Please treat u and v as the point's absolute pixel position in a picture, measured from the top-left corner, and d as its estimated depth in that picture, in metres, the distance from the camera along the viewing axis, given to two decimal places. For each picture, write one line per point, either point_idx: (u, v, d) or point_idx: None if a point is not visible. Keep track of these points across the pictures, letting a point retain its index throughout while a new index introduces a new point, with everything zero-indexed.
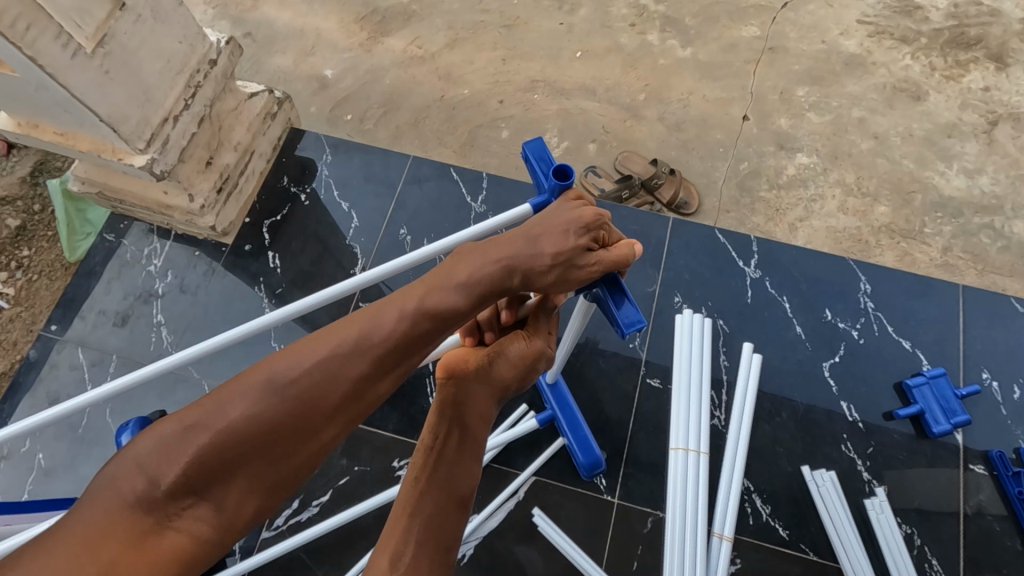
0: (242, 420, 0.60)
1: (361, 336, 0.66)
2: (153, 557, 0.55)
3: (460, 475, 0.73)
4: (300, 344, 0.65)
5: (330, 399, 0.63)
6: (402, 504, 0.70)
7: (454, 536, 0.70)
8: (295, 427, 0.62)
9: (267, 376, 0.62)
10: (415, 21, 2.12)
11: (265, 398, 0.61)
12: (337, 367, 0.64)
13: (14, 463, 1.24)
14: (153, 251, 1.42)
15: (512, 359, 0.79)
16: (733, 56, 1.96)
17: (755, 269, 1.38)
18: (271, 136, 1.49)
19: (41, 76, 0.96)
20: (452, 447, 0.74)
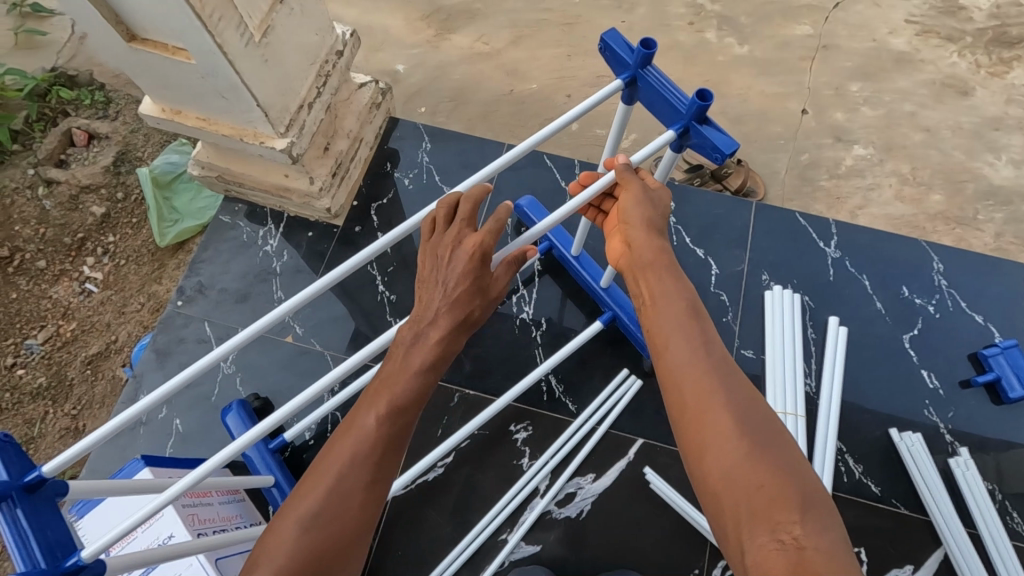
0: (291, 556, 0.67)
1: (352, 449, 0.72)
2: None
3: (671, 302, 0.81)
4: (305, 483, 0.72)
5: (349, 509, 0.70)
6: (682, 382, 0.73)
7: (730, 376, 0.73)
8: (336, 542, 0.69)
9: (296, 517, 0.69)
10: (480, 19, 2.21)
11: (303, 534, 0.68)
12: (346, 484, 0.70)
13: (153, 429, 1.32)
14: (268, 232, 1.51)
15: (634, 211, 0.90)
16: (787, 53, 2.07)
17: (835, 249, 1.48)
18: (375, 125, 1.57)
19: (220, 63, 1.04)
20: (657, 291, 0.84)
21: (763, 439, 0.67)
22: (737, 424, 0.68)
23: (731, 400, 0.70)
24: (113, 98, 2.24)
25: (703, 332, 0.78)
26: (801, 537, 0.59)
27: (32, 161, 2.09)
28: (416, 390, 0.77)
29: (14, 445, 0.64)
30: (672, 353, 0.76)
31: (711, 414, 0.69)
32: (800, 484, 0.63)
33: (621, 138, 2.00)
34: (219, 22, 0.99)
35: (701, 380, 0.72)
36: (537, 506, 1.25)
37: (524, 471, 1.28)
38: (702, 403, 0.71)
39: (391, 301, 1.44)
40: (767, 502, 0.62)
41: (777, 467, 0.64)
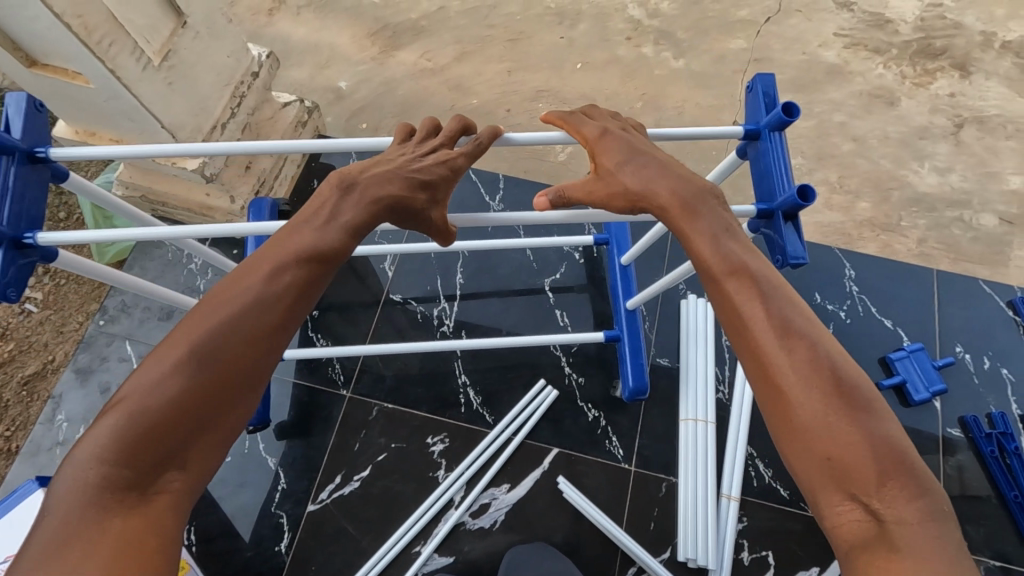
0: (180, 389, 0.60)
1: (257, 290, 0.67)
2: (151, 530, 0.55)
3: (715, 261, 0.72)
4: (189, 315, 0.65)
5: (254, 350, 0.65)
6: (744, 342, 0.68)
7: (807, 345, 0.64)
8: (234, 381, 0.63)
9: (187, 347, 0.62)
10: (425, 36, 2.24)
11: (195, 366, 0.61)
12: (248, 323, 0.65)
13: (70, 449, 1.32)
14: (193, 251, 1.52)
15: (615, 204, 0.82)
16: (723, 67, 2.12)
17: None
18: (302, 142, 1.60)
19: (116, 87, 1.06)
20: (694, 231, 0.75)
21: (853, 404, 0.60)
22: (817, 392, 0.61)
23: (809, 362, 0.63)
24: None
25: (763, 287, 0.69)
26: (879, 511, 0.57)
27: None
28: (335, 243, 0.74)
29: (35, 123, 0.85)
30: (738, 301, 0.69)
31: (784, 380, 0.63)
32: (891, 448, 0.59)
33: None
34: (111, 48, 1.01)
35: (765, 340, 0.65)
36: (451, 517, 1.26)
37: (440, 483, 1.29)
38: (776, 364, 0.64)
39: (314, 316, 1.46)
40: (843, 475, 0.58)
41: (864, 431, 0.59)
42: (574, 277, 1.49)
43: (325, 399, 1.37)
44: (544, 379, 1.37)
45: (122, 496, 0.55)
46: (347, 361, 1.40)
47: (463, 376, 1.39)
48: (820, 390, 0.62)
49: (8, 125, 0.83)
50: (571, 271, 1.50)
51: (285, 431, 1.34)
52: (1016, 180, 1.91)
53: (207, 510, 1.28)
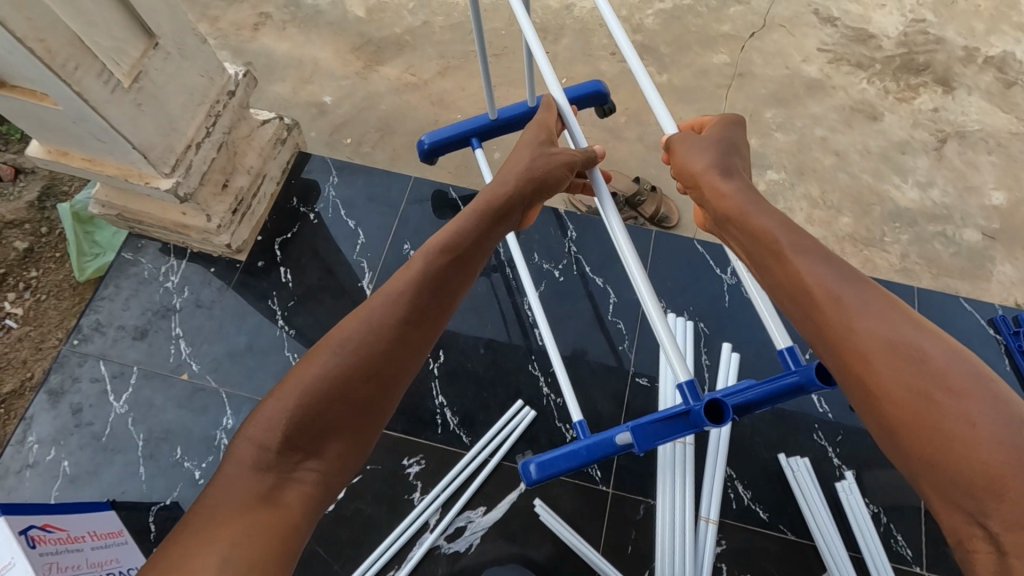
0: (321, 380, 0.75)
1: (393, 291, 0.81)
2: (285, 504, 0.70)
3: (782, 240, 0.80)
4: (344, 321, 0.80)
5: (379, 344, 0.78)
6: (821, 329, 0.73)
7: (890, 330, 0.68)
8: (366, 376, 0.77)
9: (329, 347, 0.77)
10: (408, 51, 2.25)
11: (336, 363, 0.76)
12: (381, 324, 0.79)
13: (40, 471, 1.30)
14: (170, 268, 1.51)
15: (695, 159, 0.92)
16: (705, 81, 2.12)
17: (731, 275, 1.51)
18: (281, 160, 1.59)
19: (84, 109, 1.05)
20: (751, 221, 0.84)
21: (952, 395, 0.63)
22: (909, 381, 0.65)
23: (898, 358, 0.67)
24: None
25: (835, 264, 0.76)
26: (995, 529, 0.59)
27: None
28: (462, 240, 0.87)
29: None
30: (815, 290, 0.74)
31: (877, 375, 0.67)
32: (1017, 441, 0.59)
33: None
34: (76, 71, 1.00)
35: (850, 324, 0.70)
36: (425, 541, 1.24)
37: (414, 506, 1.28)
38: (862, 355, 0.69)
39: (291, 335, 1.45)
40: (954, 482, 0.61)
41: (976, 417, 0.61)
42: (553, 295, 1.49)
43: None
44: (522, 399, 1.36)
45: (264, 474, 0.70)
46: None
47: (440, 396, 1.37)
48: (915, 376, 0.65)
49: None
50: (550, 290, 1.50)
51: None
52: (998, 195, 1.91)
53: None
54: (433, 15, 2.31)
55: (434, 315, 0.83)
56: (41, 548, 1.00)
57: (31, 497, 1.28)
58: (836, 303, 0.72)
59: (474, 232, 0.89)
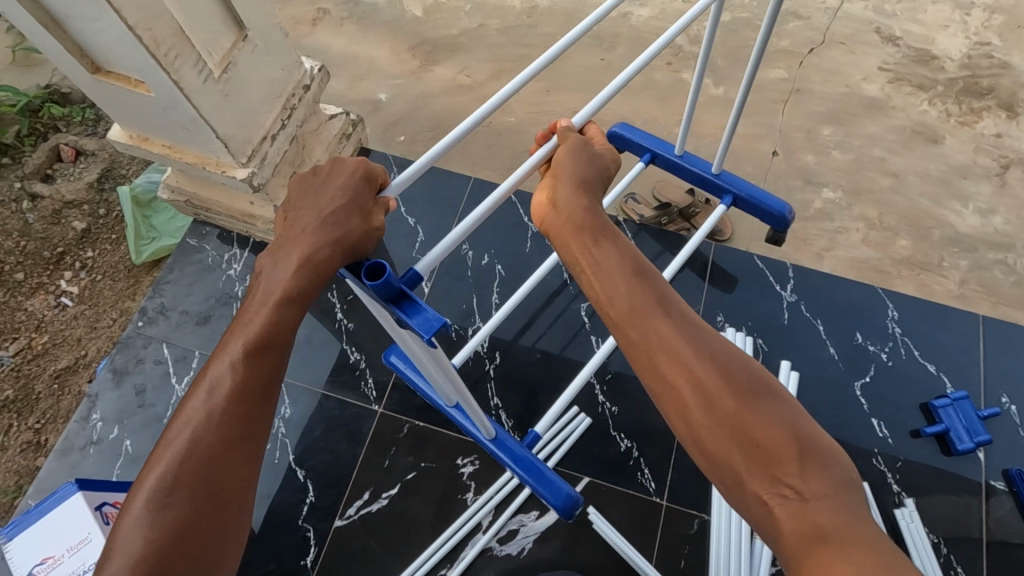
0: (153, 525, 0.69)
1: (207, 403, 0.78)
2: None
3: (620, 269, 0.85)
4: (160, 453, 0.75)
5: (211, 461, 0.74)
6: (648, 343, 0.79)
7: (699, 350, 0.78)
8: (207, 500, 0.72)
9: (151, 488, 0.72)
10: (462, 52, 2.27)
11: (164, 503, 0.70)
12: (202, 443, 0.75)
13: (103, 449, 1.33)
14: (233, 256, 1.53)
15: (570, 167, 0.95)
16: (761, 95, 2.11)
17: (791, 293, 1.49)
18: (345, 154, 1.61)
19: (178, 98, 1.08)
20: (608, 236, 0.89)
21: (751, 396, 0.75)
22: (721, 384, 0.75)
23: (698, 354, 0.77)
24: (104, 116, 2.30)
25: (656, 290, 0.83)
26: (798, 486, 0.69)
27: (20, 174, 2.15)
28: (274, 322, 0.82)
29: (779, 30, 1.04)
30: (636, 309, 0.81)
31: (696, 376, 0.76)
32: (794, 430, 0.73)
33: None
34: (175, 60, 1.02)
35: (670, 344, 0.78)
36: (478, 542, 1.25)
37: (467, 506, 1.28)
38: (677, 358, 0.77)
39: (349, 329, 1.46)
40: (767, 457, 0.71)
41: (766, 414, 0.73)
42: None
43: (356, 413, 1.36)
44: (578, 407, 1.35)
45: None
46: (380, 377, 1.40)
47: (496, 399, 1.38)
48: (722, 380, 0.76)
49: None
50: None
51: (314, 443, 1.34)
52: None
53: None
54: (488, 18, 2.32)
55: (264, 405, 0.80)
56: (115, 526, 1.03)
57: (93, 473, 1.31)
58: (668, 331, 0.79)
59: (287, 314, 0.82)
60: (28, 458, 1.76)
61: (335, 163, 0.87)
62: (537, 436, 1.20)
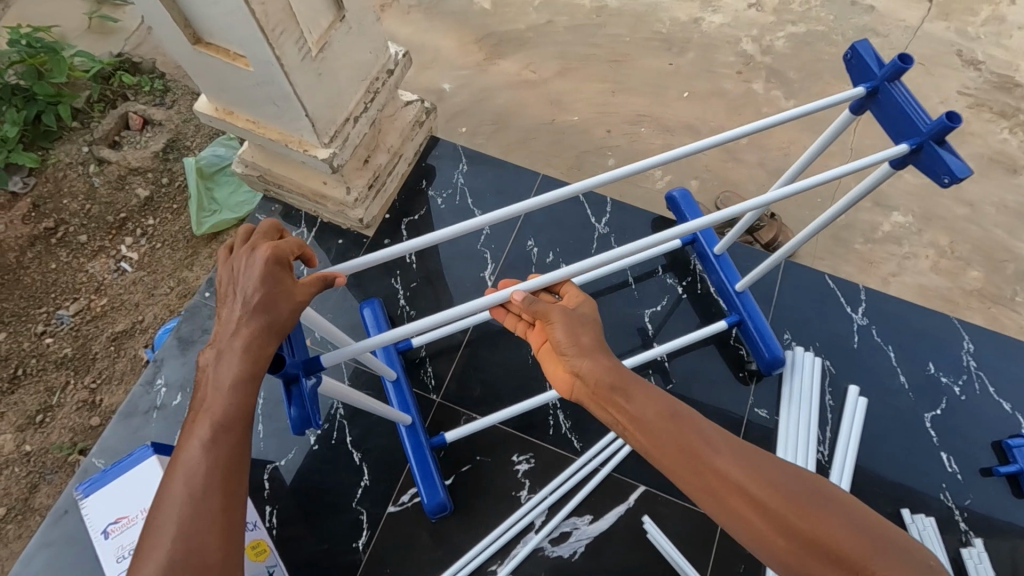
0: None
1: (183, 499, 0.70)
2: None
3: (652, 410, 0.80)
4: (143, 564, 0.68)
5: (207, 556, 0.69)
6: (700, 480, 0.75)
7: (746, 474, 0.73)
8: None
9: None
10: (529, 47, 2.25)
11: None
12: (190, 542, 0.69)
13: (166, 414, 1.35)
14: (300, 236, 1.55)
15: (564, 340, 0.85)
16: (833, 112, 2.07)
17: (862, 316, 1.45)
18: (416, 142, 1.61)
19: (277, 74, 1.08)
20: (634, 387, 0.82)
21: (812, 505, 0.71)
22: (781, 501, 0.71)
23: (753, 478, 0.73)
24: (171, 87, 2.34)
25: (691, 423, 0.78)
26: None
27: (89, 139, 2.20)
28: (236, 401, 0.75)
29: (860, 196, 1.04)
30: (678, 446, 0.77)
31: (754, 500, 0.72)
32: (862, 530, 0.69)
33: (656, 178, 2.01)
34: (281, 36, 1.03)
35: (718, 475, 0.74)
36: (530, 541, 1.24)
37: (521, 503, 1.27)
38: (731, 488, 0.73)
39: (411, 316, 1.47)
40: (851, 568, 0.67)
41: (836, 521, 0.69)
42: (674, 313, 1.47)
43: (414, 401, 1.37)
44: None
45: None
46: (439, 366, 1.40)
47: (554, 398, 1.37)
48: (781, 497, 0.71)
49: (906, 162, 0.94)
50: (671, 306, 1.48)
51: (371, 427, 1.35)
52: None
53: (288, 496, 1.28)
54: (557, 15, 2.30)
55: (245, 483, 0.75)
56: None
57: (155, 438, 1.33)
58: (714, 464, 0.75)
59: (246, 391, 0.75)
60: (84, 417, 1.80)
61: (237, 248, 0.80)
62: (442, 441, 1.26)
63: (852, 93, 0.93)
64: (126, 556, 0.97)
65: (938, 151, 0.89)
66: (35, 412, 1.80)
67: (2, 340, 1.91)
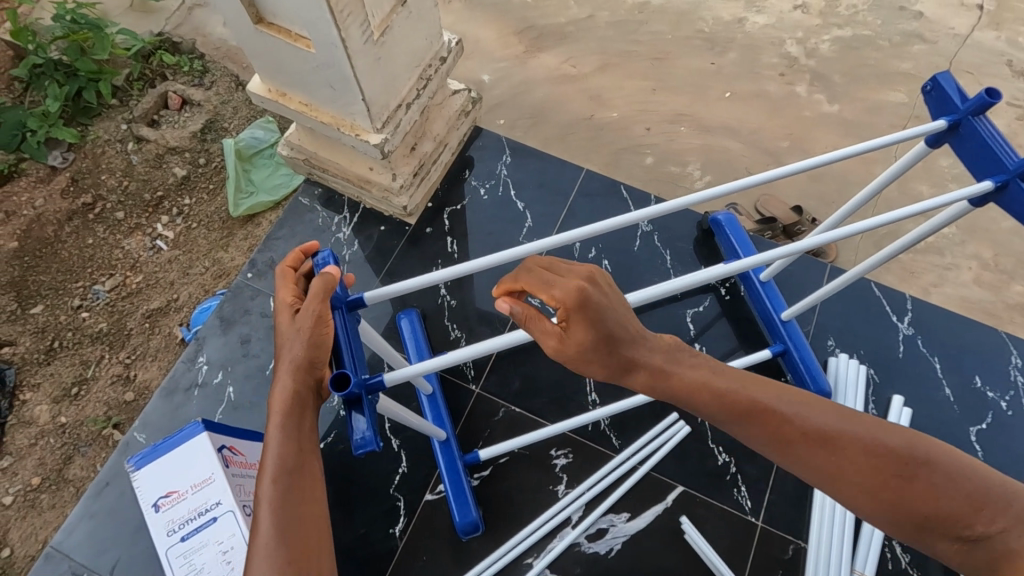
0: None
1: (264, 548, 0.73)
2: None
3: (796, 429, 0.76)
4: None
5: None
6: (871, 494, 0.73)
7: (916, 482, 0.72)
8: None
9: None
10: (570, 42, 2.23)
11: None
12: None
13: (208, 392, 1.36)
14: (343, 220, 1.55)
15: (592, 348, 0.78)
16: (878, 118, 2.04)
17: (908, 326, 1.43)
18: (461, 131, 1.60)
19: (339, 56, 1.08)
20: (771, 408, 0.77)
21: (992, 500, 0.69)
22: (963, 504, 0.70)
23: (928, 483, 0.71)
24: (210, 68, 2.34)
25: (839, 434, 0.75)
26: None
27: (128, 117, 2.21)
28: (290, 444, 0.78)
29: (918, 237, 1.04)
30: (837, 463, 0.75)
31: (936, 510, 0.71)
32: None
33: (695, 178, 2.00)
34: (348, 17, 1.03)
35: (891, 490, 0.72)
36: (567, 536, 1.24)
37: (559, 498, 1.27)
38: (909, 500, 0.72)
39: (451, 306, 1.47)
40: None
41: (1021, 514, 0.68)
42: (716, 315, 1.46)
43: (453, 391, 1.37)
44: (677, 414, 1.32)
45: None
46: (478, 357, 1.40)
47: (594, 394, 1.36)
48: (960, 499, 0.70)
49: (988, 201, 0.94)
50: (713, 308, 1.47)
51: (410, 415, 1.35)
52: None
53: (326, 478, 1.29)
54: (598, 10, 2.28)
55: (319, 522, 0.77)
56: (235, 469, 1.04)
57: (196, 415, 1.33)
58: (883, 478, 0.73)
59: (295, 433, 0.78)
60: (118, 392, 1.82)
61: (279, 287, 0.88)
62: (476, 458, 1.24)
63: (931, 127, 0.93)
64: (176, 530, 0.98)
65: (1023, 189, 0.88)
66: (70, 384, 1.82)
67: (39, 312, 1.92)
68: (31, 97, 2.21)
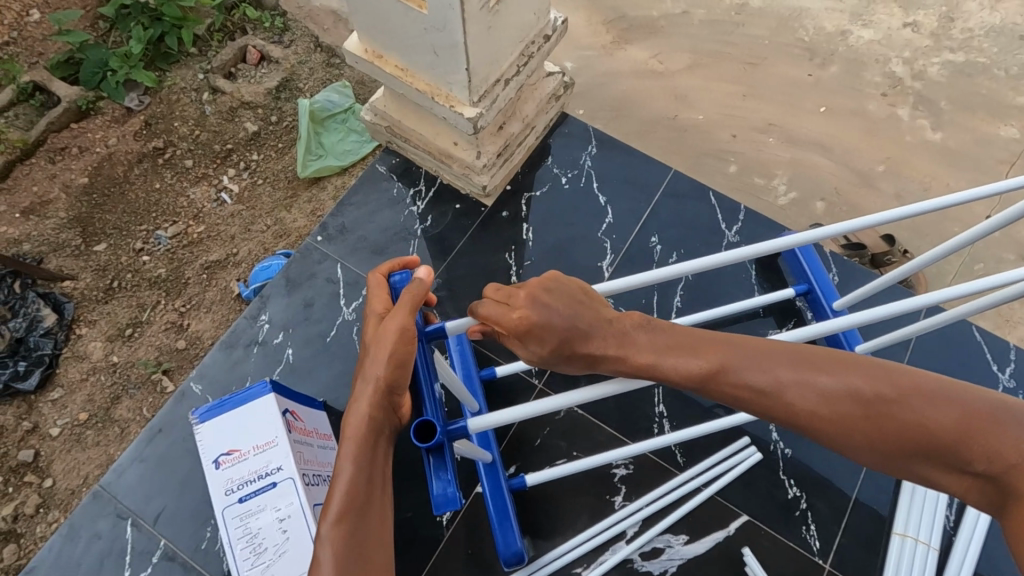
0: None
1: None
2: None
3: (898, 426, 0.64)
4: None
5: None
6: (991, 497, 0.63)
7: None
8: None
9: None
10: (660, 37, 2.14)
11: None
12: None
13: (267, 351, 1.33)
14: (418, 193, 1.51)
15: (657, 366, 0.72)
16: (985, 151, 1.91)
17: (1009, 377, 1.32)
18: (549, 116, 1.54)
19: (454, 20, 1.03)
20: (866, 398, 0.65)
21: None
22: None
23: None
24: (290, 27, 2.32)
25: (948, 427, 0.63)
26: None
27: (206, 67, 2.21)
28: (364, 473, 0.72)
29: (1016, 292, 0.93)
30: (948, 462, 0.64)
31: None
32: None
33: (779, 193, 1.90)
34: None
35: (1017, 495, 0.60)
36: (620, 550, 1.17)
37: (614, 509, 1.21)
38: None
39: None
40: None
41: None
42: None
43: (517, 384, 1.34)
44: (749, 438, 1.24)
45: None
46: None
47: (661, 406, 1.29)
48: None
49: None
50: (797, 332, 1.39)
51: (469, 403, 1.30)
52: None
53: None
54: (694, 6, 2.19)
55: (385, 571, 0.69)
56: (295, 435, 1.01)
57: (253, 373, 1.31)
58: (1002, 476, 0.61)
59: (374, 464, 0.73)
60: (170, 339, 1.82)
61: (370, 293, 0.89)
62: (523, 484, 1.16)
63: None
64: (233, 490, 0.97)
65: None
66: (125, 325, 1.83)
67: (101, 250, 1.93)
68: (114, 37, 2.22)
